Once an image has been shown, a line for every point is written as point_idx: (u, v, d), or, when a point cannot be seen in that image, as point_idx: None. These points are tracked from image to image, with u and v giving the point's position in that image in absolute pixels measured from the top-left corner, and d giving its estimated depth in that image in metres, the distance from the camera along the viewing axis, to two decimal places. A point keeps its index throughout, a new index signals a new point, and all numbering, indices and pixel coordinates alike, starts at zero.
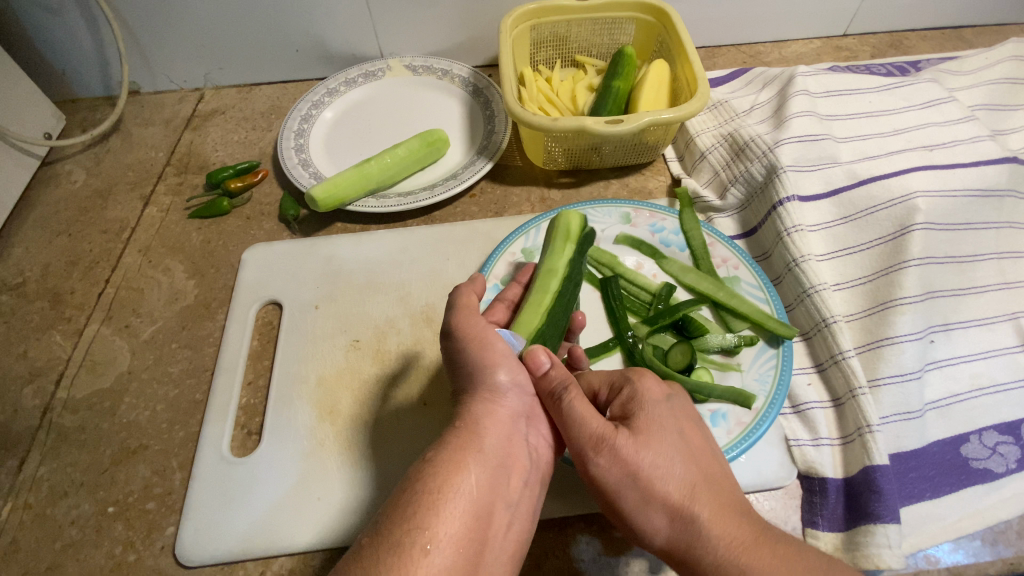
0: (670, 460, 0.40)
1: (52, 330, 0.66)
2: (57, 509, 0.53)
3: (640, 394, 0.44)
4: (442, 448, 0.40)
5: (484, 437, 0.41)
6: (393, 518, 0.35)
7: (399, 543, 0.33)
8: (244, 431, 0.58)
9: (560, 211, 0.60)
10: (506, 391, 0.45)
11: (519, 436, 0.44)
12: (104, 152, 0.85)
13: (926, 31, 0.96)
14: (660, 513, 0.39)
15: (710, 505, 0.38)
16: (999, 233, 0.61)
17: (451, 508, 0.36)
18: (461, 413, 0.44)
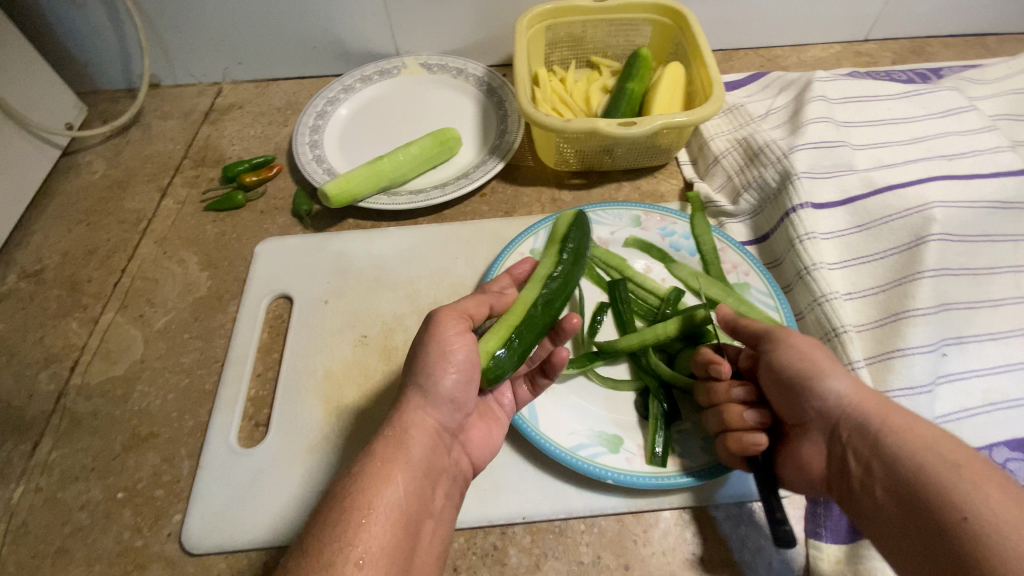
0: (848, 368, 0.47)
1: (68, 317, 0.68)
2: (69, 492, 0.55)
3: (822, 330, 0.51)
4: (371, 461, 0.44)
5: (409, 448, 0.45)
6: (326, 535, 0.39)
7: (330, 561, 0.37)
8: (251, 422, 0.59)
9: (562, 218, 0.62)
10: (437, 404, 0.48)
11: (444, 445, 0.48)
12: (123, 144, 0.87)
13: (950, 38, 0.95)
14: (827, 393, 0.46)
15: (890, 408, 0.44)
16: (1018, 246, 0.60)
17: (375, 522, 0.40)
18: (389, 422, 0.47)
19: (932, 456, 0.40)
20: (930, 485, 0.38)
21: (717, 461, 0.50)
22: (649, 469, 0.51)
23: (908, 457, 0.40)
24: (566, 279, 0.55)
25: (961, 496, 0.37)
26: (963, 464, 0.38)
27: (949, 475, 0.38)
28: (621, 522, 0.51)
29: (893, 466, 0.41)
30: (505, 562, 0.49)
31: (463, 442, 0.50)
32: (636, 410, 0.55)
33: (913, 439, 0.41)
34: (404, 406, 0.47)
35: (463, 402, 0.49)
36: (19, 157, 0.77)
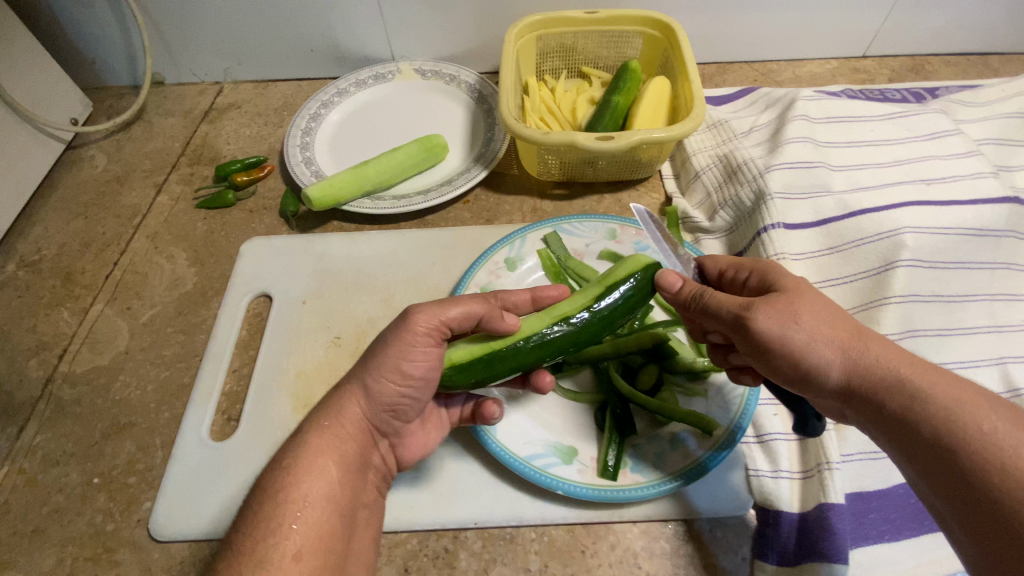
0: (829, 313, 0.42)
1: (60, 307, 0.71)
2: (48, 475, 0.58)
3: (778, 274, 0.47)
4: (306, 454, 0.45)
5: (344, 443, 0.47)
6: (260, 528, 0.40)
7: (264, 555, 0.39)
8: (224, 417, 0.61)
9: (631, 259, 0.54)
10: (376, 406, 0.49)
11: (370, 439, 0.50)
12: (125, 140, 0.90)
13: (951, 57, 0.93)
14: (827, 351, 0.41)
15: (882, 347, 0.40)
16: (993, 274, 0.59)
17: (308, 516, 0.42)
18: (316, 418, 0.48)
19: (945, 392, 0.37)
20: (956, 428, 0.35)
21: (667, 478, 0.51)
22: (599, 481, 0.52)
23: (923, 402, 0.37)
24: (573, 335, 0.51)
25: (988, 430, 0.34)
26: (971, 396, 0.36)
27: (968, 410, 0.35)
28: (571, 532, 0.52)
29: (912, 414, 0.37)
30: (455, 566, 0.51)
31: (395, 444, 0.52)
32: (593, 423, 0.56)
33: (921, 378, 0.38)
34: (339, 401, 0.49)
35: (404, 411, 0.51)
36: (24, 150, 0.80)
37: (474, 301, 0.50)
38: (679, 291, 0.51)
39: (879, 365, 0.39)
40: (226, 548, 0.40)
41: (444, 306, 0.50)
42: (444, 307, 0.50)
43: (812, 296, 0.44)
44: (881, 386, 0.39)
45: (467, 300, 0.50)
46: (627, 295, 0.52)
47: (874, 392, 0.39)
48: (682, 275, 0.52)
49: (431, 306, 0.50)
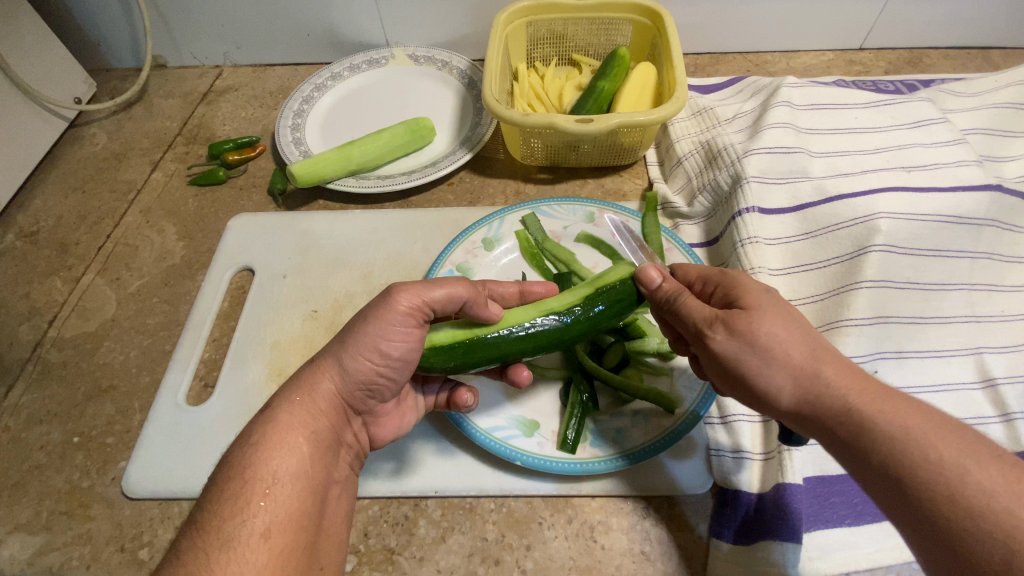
0: (787, 330, 0.39)
1: (53, 276, 0.73)
2: (31, 433, 0.60)
3: (745, 282, 0.44)
4: (275, 431, 0.42)
5: (316, 419, 0.44)
6: (225, 507, 0.37)
7: (230, 534, 0.36)
8: (201, 383, 0.63)
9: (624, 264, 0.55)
10: (350, 382, 0.47)
11: (342, 416, 0.47)
12: (126, 119, 0.92)
13: (951, 50, 0.92)
14: (780, 374, 0.38)
15: (838, 367, 0.38)
16: (974, 263, 0.58)
17: (278, 494, 0.39)
18: (283, 393, 0.45)
19: (896, 417, 0.34)
20: (902, 456, 0.33)
21: (626, 452, 0.51)
22: (557, 453, 0.52)
23: (873, 428, 0.34)
24: (557, 330, 0.50)
25: (935, 459, 0.32)
26: (932, 424, 0.33)
27: (917, 437, 0.33)
28: (530, 505, 0.53)
29: (866, 441, 0.34)
30: (413, 533, 0.52)
31: (368, 422, 0.51)
32: (560, 398, 0.57)
33: (879, 404, 0.35)
34: (311, 375, 0.46)
35: (380, 390, 0.49)
36: (27, 126, 0.83)
37: (461, 283, 0.49)
38: (657, 289, 0.49)
39: (831, 387, 0.37)
40: (187, 528, 0.37)
41: (428, 287, 0.48)
42: (428, 288, 0.48)
43: (776, 307, 0.41)
44: (833, 411, 0.36)
45: (455, 282, 0.49)
46: (615, 303, 0.52)
47: (825, 415, 0.37)
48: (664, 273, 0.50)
49: (415, 286, 0.48)
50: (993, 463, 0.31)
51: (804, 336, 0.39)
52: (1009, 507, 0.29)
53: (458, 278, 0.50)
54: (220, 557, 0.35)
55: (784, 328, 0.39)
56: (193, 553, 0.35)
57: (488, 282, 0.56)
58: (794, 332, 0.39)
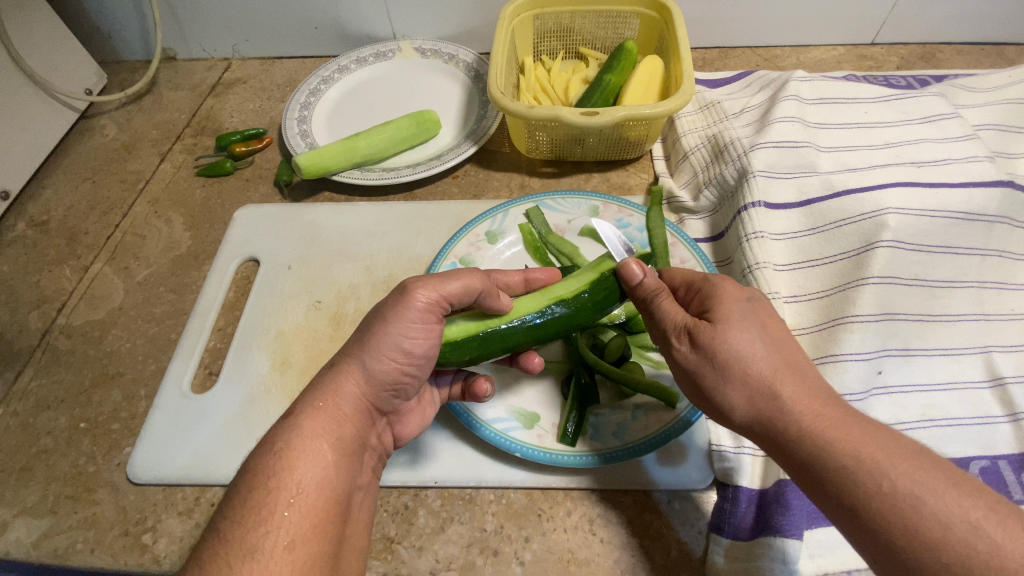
0: (754, 348, 0.40)
1: (63, 265, 0.74)
2: (39, 419, 0.61)
3: (721, 293, 0.44)
4: (300, 438, 0.42)
5: (341, 425, 0.44)
6: (249, 517, 0.37)
7: (254, 545, 0.36)
8: (206, 371, 0.63)
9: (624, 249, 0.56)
10: (374, 384, 0.47)
11: (367, 420, 0.47)
12: (135, 111, 0.93)
13: (965, 45, 0.90)
14: (741, 391, 0.40)
15: (800, 387, 0.39)
16: (984, 260, 0.57)
17: (301, 505, 0.39)
18: (307, 395, 0.45)
19: (854, 444, 0.35)
20: (856, 484, 0.34)
21: (626, 446, 0.51)
22: (557, 446, 0.52)
23: (831, 453, 0.36)
24: (570, 316, 0.51)
25: (889, 489, 0.33)
26: (886, 453, 0.35)
27: (874, 466, 0.34)
28: (529, 497, 0.53)
29: (822, 464, 0.36)
30: (412, 522, 0.52)
31: (392, 422, 0.51)
32: (558, 390, 0.57)
33: (838, 431, 0.36)
34: (335, 378, 0.46)
35: (404, 390, 0.49)
36: (39, 117, 0.84)
37: (474, 275, 0.49)
38: (639, 284, 0.47)
39: (792, 409, 0.38)
40: (208, 537, 0.37)
41: (443, 279, 0.49)
42: (444, 279, 0.48)
43: (745, 322, 0.41)
44: (792, 432, 0.38)
45: (469, 274, 0.49)
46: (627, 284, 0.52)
47: (782, 435, 0.38)
48: (645, 266, 0.48)
49: (430, 278, 0.48)
50: (944, 493, 0.33)
51: (771, 353, 0.40)
52: (963, 538, 0.31)
53: (473, 270, 0.50)
54: (243, 569, 0.35)
55: (751, 345, 0.40)
56: (217, 564, 0.35)
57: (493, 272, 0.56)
58: (762, 348, 0.40)
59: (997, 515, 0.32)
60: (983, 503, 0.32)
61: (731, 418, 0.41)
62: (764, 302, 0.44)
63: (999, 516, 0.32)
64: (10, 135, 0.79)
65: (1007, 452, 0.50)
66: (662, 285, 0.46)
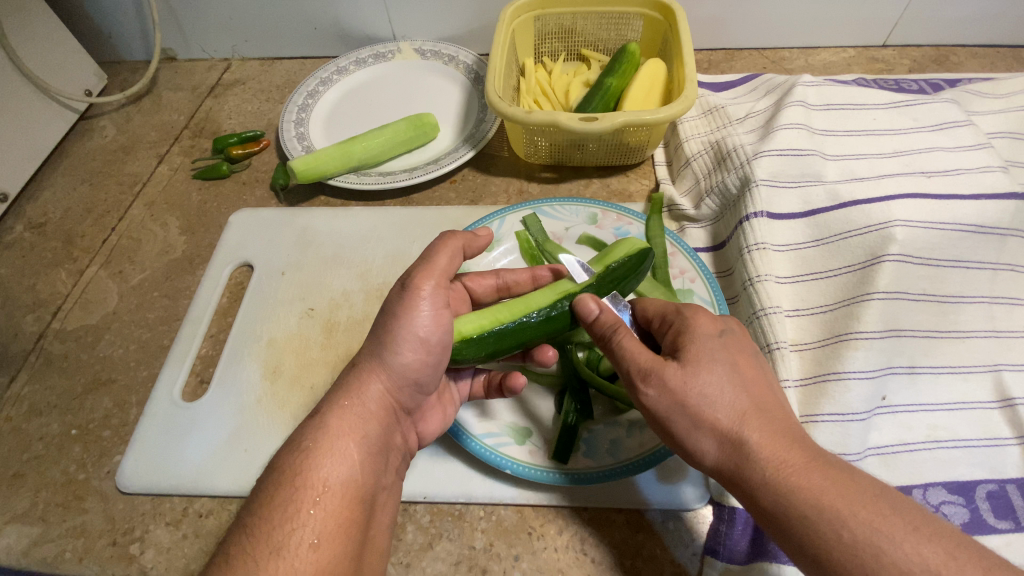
0: (721, 390, 0.40)
1: (58, 268, 0.74)
2: (31, 424, 0.61)
3: (691, 328, 0.44)
4: (328, 437, 0.41)
5: (367, 423, 0.44)
6: (277, 515, 0.37)
7: (281, 543, 0.35)
8: (197, 379, 0.63)
9: (621, 240, 0.58)
10: (399, 379, 0.47)
11: (395, 420, 0.47)
12: (134, 112, 0.93)
13: (980, 48, 0.87)
14: (707, 436, 0.39)
15: (767, 431, 0.38)
16: (995, 275, 0.55)
17: (328, 504, 0.38)
18: (336, 392, 0.45)
19: (817, 491, 0.35)
20: (820, 534, 0.34)
21: (619, 465, 0.50)
22: (549, 464, 0.51)
23: (794, 501, 0.35)
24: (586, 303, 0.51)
25: (850, 538, 0.33)
26: (850, 501, 0.34)
27: (836, 514, 0.34)
28: (520, 514, 0.52)
29: (786, 515, 0.35)
30: (400, 538, 0.51)
31: (416, 420, 0.50)
32: (552, 405, 0.56)
33: (803, 478, 0.36)
34: (360, 376, 0.46)
35: (427, 383, 0.48)
36: (38, 118, 0.84)
37: (455, 240, 0.51)
38: (596, 320, 0.47)
39: (758, 455, 0.37)
40: (237, 531, 0.37)
41: (431, 260, 0.49)
42: (430, 261, 0.49)
43: (713, 362, 0.41)
44: (757, 480, 0.37)
45: (452, 242, 0.51)
46: (628, 273, 0.54)
47: (747, 482, 0.37)
48: (602, 302, 0.48)
49: (419, 268, 0.49)
50: (905, 540, 0.32)
51: (739, 395, 0.40)
52: None
53: (439, 239, 0.51)
54: (269, 567, 0.34)
55: (719, 386, 0.40)
56: (243, 561, 0.35)
57: (501, 271, 0.60)
58: (729, 389, 0.40)
59: (957, 561, 0.32)
60: (942, 546, 0.32)
61: (699, 461, 0.40)
62: (736, 336, 0.44)
63: (957, 560, 0.32)
64: (8, 137, 0.79)
65: (1015, 476, 0.49)
66: (619, 321, 0.45)
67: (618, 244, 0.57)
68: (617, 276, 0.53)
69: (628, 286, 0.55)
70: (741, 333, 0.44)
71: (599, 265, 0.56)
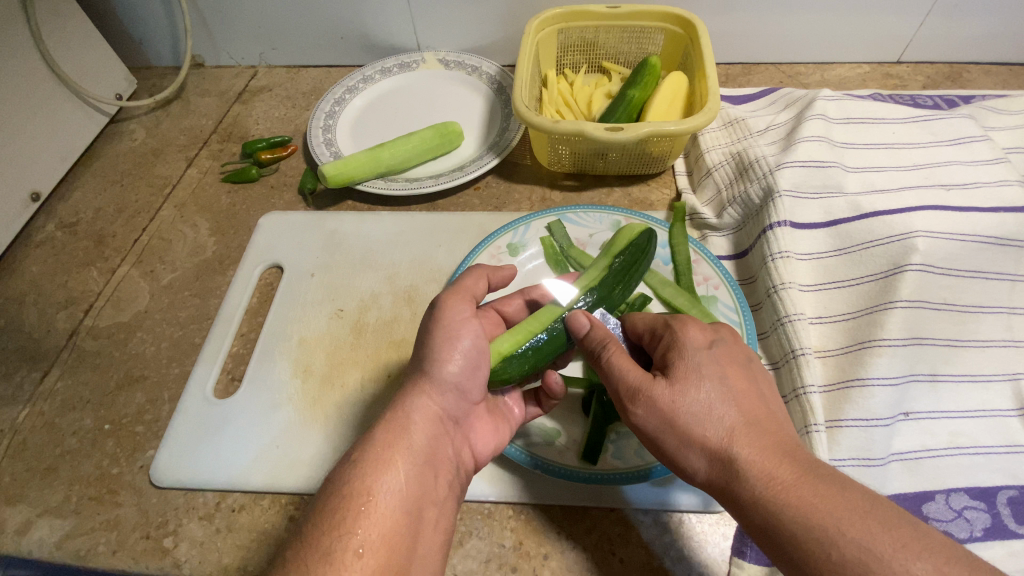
0: (710, 406, 0.40)
1: (90, 266, 0.75)
2: (64, 419, 0.62)
3: (680, 342, 0.45)
4: (373, 447, 0.43)
5: (411, 435, 0.44)
6: (326, 522, 0.38)
7: (329, 549, 0.36)
8: (228, 376, 0.64)
9: (619, 233, 0.62)
10: (443, 388, 0.48)
11: (446, 432, 0.47)
12: (163, 116, 0.95)
13: (992, 66, 0.89)
14: (698, 454, 0.40)
15: (756, 446, 0.38)
16: (1014, 286, 0.56)
17: (375, 511, 0.39)
18: (393, 405, 0.47)
19: (805, 508, 0.35)
20: (808, 553, 0.34)
21: (649, 465, 0.51)
22: (578, 465, 0.52)
23: (783, 518, 0.35)
24: (603, 289, 0.56)
25: (838, 557, 0.33)
26: (838, 517, 0.34)
27: (824, 532, 0.33)
28: (548, 513, 0.53)
29: (777, 534, 0.35)
30: None
31: (467, 431, 0.50)
32: (580, 404, 0.57)
33: (791, 495, 0.36)
34: (407, 391, 0.48)
35: (469, 388, 0.49)
36: (71, 121, 0.86)
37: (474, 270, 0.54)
38: (587, 335, 0.49)
39: (747, 471, 0.37)
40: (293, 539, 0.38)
41: (459, 286, 0.52)
42: (458, 284, 0.53)
43: (700, 378, 0.42)
44: (746, 498, 0.37)
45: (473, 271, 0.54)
46: (633, 259, 0.58)
47: (739, 500, 0.38)
48: (592, 317, 0.50)
49: (448, 290, 0.52)
50: (894, 558, 0.31)
51: (728, 410, 0.40)
52: None
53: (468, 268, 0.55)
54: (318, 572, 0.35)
55: (707, 401, 0.41)
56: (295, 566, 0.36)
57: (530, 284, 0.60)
58: (718, 403, 0.41)
59: None
60: (932, 563, 0.31)
61: (694, 479, 0.41)
62: (726, 347, 0.45)
63: None
64: (43, 139, 0.81)
65: None
66: (608, 337, 0.47)
67: (620, 236, 0.62)
68: (624, 267, 0.58)
69: (640, 268, 0.59)
70: (731, 344, 0.45)
71: (605, 256, 0.60)
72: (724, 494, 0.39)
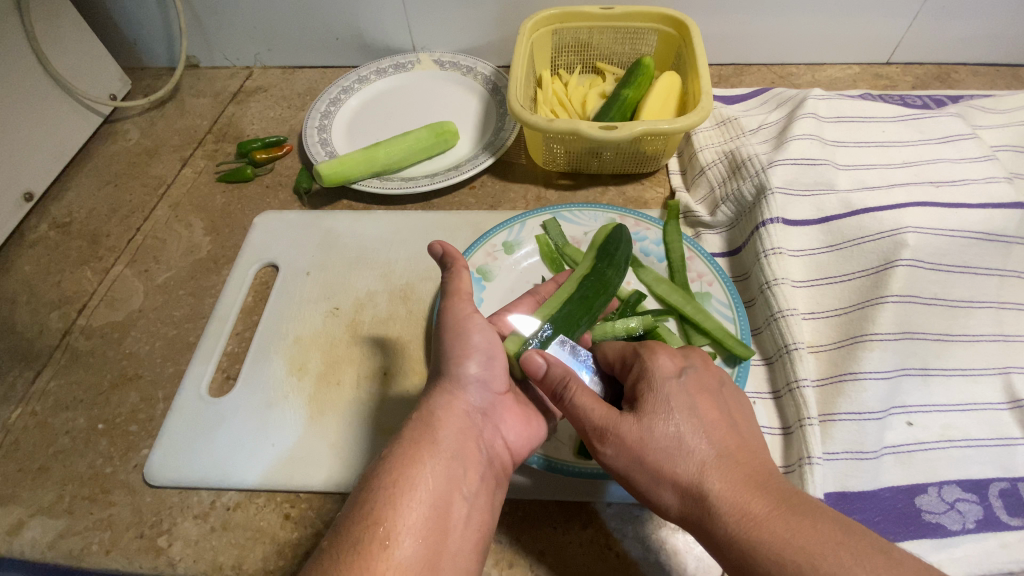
0: (680, 441, 0.40)
1: (84, 266, 0.75)
2: (56, 419, 0.62)
3: (648, 371, 0.45)
4: (403, 441, 0.43)
5: (438, 430, 0.44)
6: (355, 514, 0.38)
7: (356, 540, 0.36)
8: (224, 375, 0.64)
9: (604, 225, 0.64)
10: (465, 385, 0.48)
11: (475, 428, 0.47)
12: (158, 117, 0.95)
13: (980, 66, 0.91)
14: (671, 491, 0.40)
15: (727, 481, 0.38)
16: (1002, 281, 0.57)
17: (403, 504, 0.39)
18: (422, 403, 0.47)
19: (779, 544, 0.35)
20: None
21: None
22: (574, 460, 0.52)
23: (757, 556, 0.35)
24: (605, 268, 0.59)
25: None
26: (809, 554, 0.34)
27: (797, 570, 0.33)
28: (544, 508, 0.53)
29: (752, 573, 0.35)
30: None
31: (498, 424, 0.49)
32: None
33: (764, 532, 0.36)
34: (432, 391, 0.48)
35: (491, 380, 0.50)
36: (65, 121, 0.85)
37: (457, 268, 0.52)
38: (545, 376, 0.47)
39: (719, 508, 0.38)
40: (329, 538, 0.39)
41: (452, 289, 0.51)
42: (450, 286, 0.51)
43: (669, 413, 0.42)
44: (720, 537, 0.37)
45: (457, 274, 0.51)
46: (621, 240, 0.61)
47: (714, 537, 0.38)
48: (548, 358, 0.48)
49: (447, 294, 0.52)
50: None
51: (699, 443, 0.40)
52: None
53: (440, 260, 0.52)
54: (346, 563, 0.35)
55: (676, 436, 0.41)
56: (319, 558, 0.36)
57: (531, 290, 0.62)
58: (688, 437, 0.41)
59: None
60: None
61: (670, 514, 0.41)
62: (696, 373, 0.45)
63: None
64: (36, 139, 0.81)
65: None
66: (568, 374, 0.46)
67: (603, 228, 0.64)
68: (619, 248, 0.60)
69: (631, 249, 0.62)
70: (701, 370, 0.45)
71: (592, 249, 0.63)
72: (698, 532, 0.39)
